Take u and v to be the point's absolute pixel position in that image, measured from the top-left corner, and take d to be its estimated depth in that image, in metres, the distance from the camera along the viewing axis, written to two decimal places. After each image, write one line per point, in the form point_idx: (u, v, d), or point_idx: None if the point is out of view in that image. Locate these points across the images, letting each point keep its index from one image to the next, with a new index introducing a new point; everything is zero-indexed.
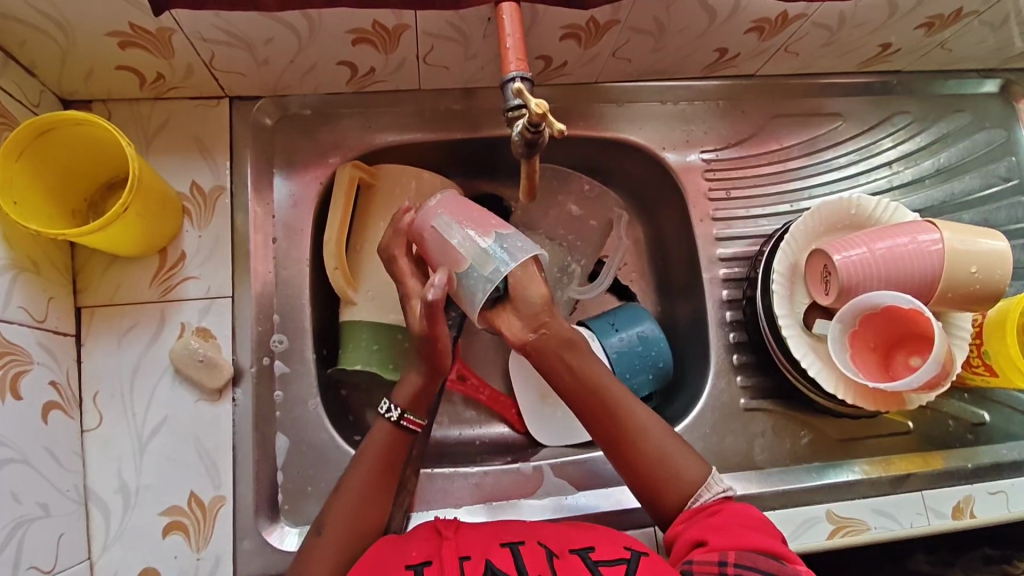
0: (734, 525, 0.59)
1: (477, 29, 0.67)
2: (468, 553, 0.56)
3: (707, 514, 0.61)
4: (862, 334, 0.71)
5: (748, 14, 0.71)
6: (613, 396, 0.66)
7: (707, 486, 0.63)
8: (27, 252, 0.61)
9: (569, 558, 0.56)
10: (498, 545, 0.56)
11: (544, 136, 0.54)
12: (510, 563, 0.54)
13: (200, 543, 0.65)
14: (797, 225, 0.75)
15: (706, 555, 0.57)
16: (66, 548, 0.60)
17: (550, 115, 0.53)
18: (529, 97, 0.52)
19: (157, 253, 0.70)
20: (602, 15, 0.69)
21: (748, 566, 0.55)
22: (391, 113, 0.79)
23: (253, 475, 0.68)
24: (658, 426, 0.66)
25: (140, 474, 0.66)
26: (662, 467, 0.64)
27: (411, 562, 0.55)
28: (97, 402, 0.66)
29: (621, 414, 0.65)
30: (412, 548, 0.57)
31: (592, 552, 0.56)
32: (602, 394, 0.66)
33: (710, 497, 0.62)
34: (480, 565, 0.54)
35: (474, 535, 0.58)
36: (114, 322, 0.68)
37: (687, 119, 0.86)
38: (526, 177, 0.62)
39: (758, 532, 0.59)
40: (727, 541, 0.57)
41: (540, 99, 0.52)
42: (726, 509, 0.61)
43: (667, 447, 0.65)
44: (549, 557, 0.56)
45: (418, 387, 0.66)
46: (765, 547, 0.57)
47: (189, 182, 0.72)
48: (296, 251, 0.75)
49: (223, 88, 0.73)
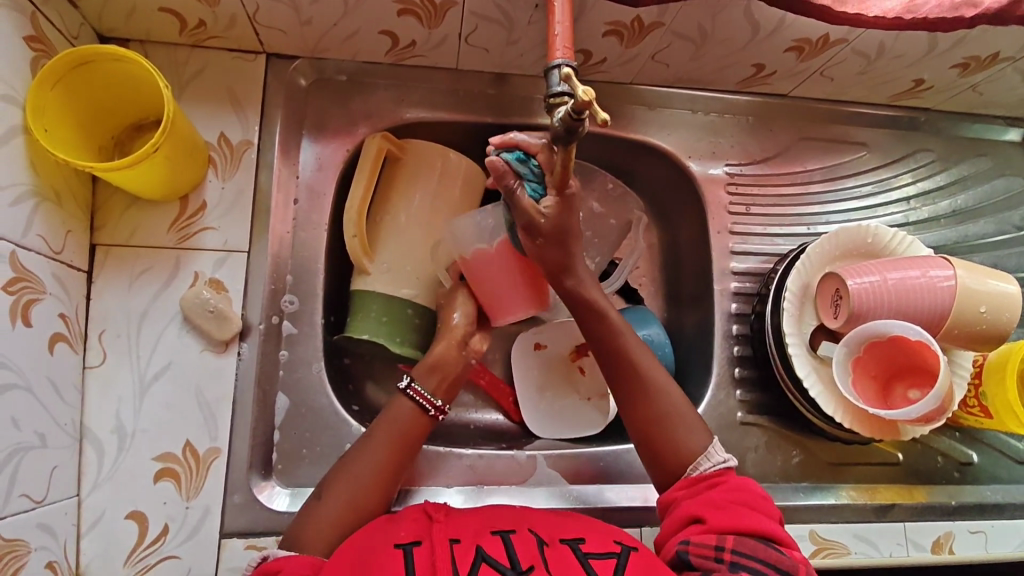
0: (733, 504, 0.57)
1: (524, 13, 0.68)
2: (457, 537, 0.56)
3: (707, 486, 0.60)
4: (865, 362, 0.72)
5: (790, 33, 0.72)
6: (630, 345, 0.67)
7: (707, 456, 0.62)
8: (50, 182, 0.60)
9: (558, 547, 0.56)
10: (489, 533, 0.57)
11: (585, 123, 0.51)
12: (500, 550, 0.54)
13: (190, 492, 0.65)
14: (813, 248, 0.76)
15: (703, 537, 0.55)
16: (58, 481, 0.59)
17: (595, 104, 0.49)
18: (578, 83, 0.49)
19: (177, 201, 0.70)
20: (648, 15, 0.69)
21: (745, 551, 0.53)
22: (424, 89, 0.79)
23: (251, 432, 0.68)
24: (668, 386, 0.65)
25: (138, 417, 0.65)
26: (668, 427, 0.63)
27: (401, 541, 0.55)
28: (102, 340, 0.66)
29: (632, 364, 0.66)
30: (401, 528, 0.57)
31: (582, 544, 0.56)
32: (621, 347, 0.66)
33: (709, 467, 0.61)
34: (469, 549, 0.54)
35: (464, 523, 0.59)
36: (128, 263, 0.68)
37: (715, 130, 0.87)
38: (562, 168, 0.56)
39: (756, 513, 0.56)
40: (726, 520, 0.55)
41: (587, 87, 0.48)
42: (725, 483, 0.59)
43: (681, 413, 0.64)
44: (539, 546, 0.56)
45: (434, 360, 0.72)
46: (762, 528, 0.55)
47: (218, 133, 0.72)
48: (316, 214, 0.76)
49: (263, 44, 0.73)
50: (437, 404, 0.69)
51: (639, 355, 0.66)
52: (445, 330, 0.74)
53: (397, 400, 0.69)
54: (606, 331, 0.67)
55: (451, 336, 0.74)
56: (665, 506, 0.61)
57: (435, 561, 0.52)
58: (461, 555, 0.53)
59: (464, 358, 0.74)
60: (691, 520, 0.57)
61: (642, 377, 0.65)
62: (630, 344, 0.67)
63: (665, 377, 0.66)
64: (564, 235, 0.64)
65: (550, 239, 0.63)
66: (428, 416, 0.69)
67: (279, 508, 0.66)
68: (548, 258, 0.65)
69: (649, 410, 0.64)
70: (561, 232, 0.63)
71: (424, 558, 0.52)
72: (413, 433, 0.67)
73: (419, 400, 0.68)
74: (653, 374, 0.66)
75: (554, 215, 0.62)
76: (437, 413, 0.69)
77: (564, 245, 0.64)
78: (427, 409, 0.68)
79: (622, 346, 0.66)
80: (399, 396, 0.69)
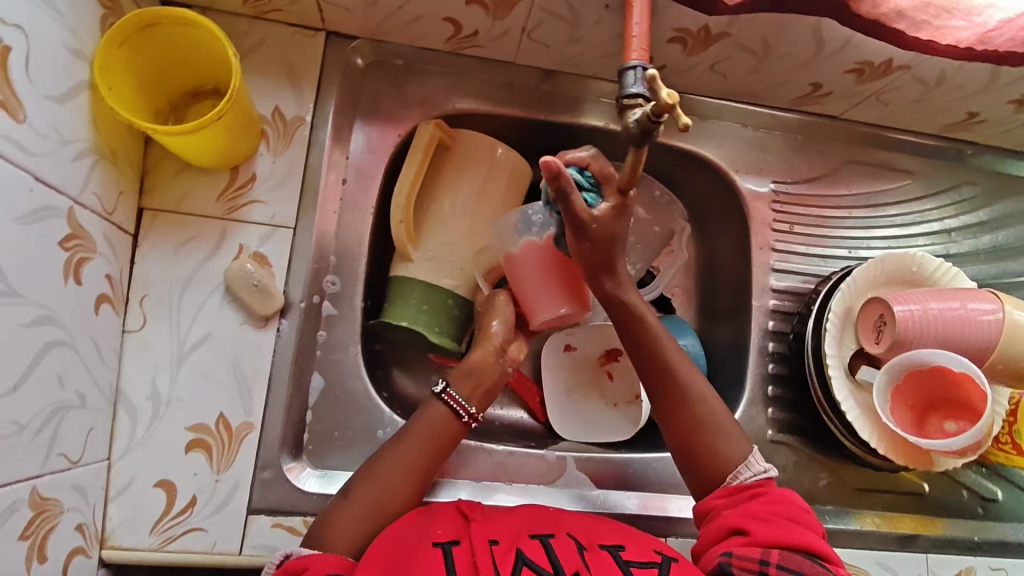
0: (777, 516, 0.57)
1: (592, 12, 0.68)
2: (496, 538, 0.56)
3: (749, 497, 0.59)
4: (904, 389, 0.71)
5: (854, 54, 0.72)
6: (670, 351, 0.66)
7: (747, 465, 0.62)
8: (109, 142, 0.59)
9: (598, 553, 0.56)
10: (528, 536, 0.57)
11: (660, 127, 0.51)
12: (540, 553, 0.54)
13: (221, 465, 0.64)
14: (859, 272, 0.76)
15: (747, 550, 0.54)
16: (93, 444, 0.58)
17: (677, 107, 0.49)
18: (661, 87, 0.49)
19: (228, 171, 0.70)
20: (716, 24, 0.68)
21: (791, 566, 0.53)
22: (479, 80, 0.79)
23: (284, 409, 0.68)
24: (708, 394, 0.65)
25: (174, 385, 0.65)
26: (707, 434, 0.63)
27: (439, 540, 0.55)
28: (143, 305, 0.65)
29: (672, 371, 0.65)
30: (438, 526, 0.57)
31: (623, 552, 0.56)
32: (661, 354, 0.66)
33: (749, 476, 0.61)
34: (509, 551, 0.54)
35: (502, 522, 0.59)
36: (174, 230, 0.68)
37: (763, 146, 0.87)
38: (631, 167, 0.55)
39: (799, 527, 0.56)
40: (770, 533, 0.55)
41: (671, 90, 0.48)
42: (767, 494, 0.59)
43: (721, 421, 0.64)
44: (579, 550, 0.56)
45: (472, 364, 0.71)
46: (806, 543, 0.55)
47: (272, 107, 0.72)
48: (364, 196, 0.75)
49: (324, 21, 0.72)
50: (471, 411, 0.69)
51: (677, 359, 0.66)
52: (482, 336, 0.73)
53: (431, 405, 0.68)
54: (644, 336, 0.66)
55: (489, 344, 0.72)
56: (704, 513, 0.61)
57: (477, 562, 0.52)
58: (502, 557, 0.53)
59: (502, 365, 0.73)
60: (732, 531, 0.57)
61: (679, 383, 0.65)
62: (670, 350, 0.66)
63: (705, 385, 0.66)
64: (613, 239, 0.61)
65: (598, 243, 0.61)
66: (462, 424, 0.68)
67: (310, 490, 0.66)
68: (592, 261, 0.63)
69: (688, 416, 0.64)
70: (609, 236, 0.61)
71: (464, 559, 0.53)
72: (445, 432, 0.67)
73: (453, 405, 0.68)
74: (693, 381, 0.65)
75: (605, 220, 0.60)
76: (470, 420, 0.69)
77: (609, 249, 0.62)
78: (461, 415, 0.68)
79: (662, 352, 0.66)
80: (433, 399, 0.69)
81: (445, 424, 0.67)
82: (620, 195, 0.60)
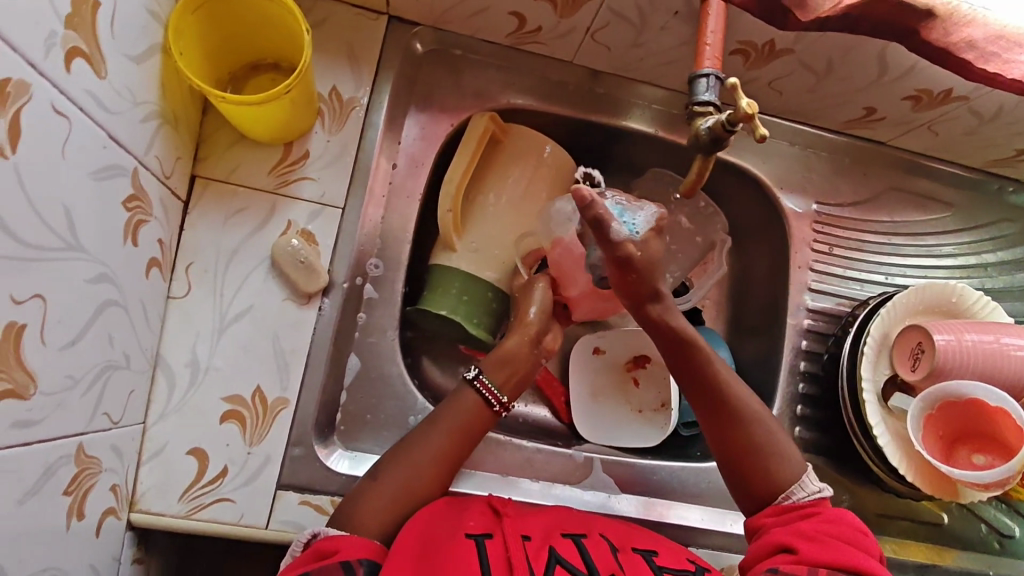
0: (827, 537, 0.57)
1: (659, 18, 0.68)
2: (528, 534, 0.58)
3: (799, 515, 0.60)
4: (937, 418, 0.71)
5: (914, 81, 0.72)
6: (720, 368, 0.65)
7: (800, 485, 0.62)
8: (173, 107, 0.59)
9: (631, 555, 0.59)
10: (561, 535, 0.59)
11: (733, 136, 0.52)
12: (575, 554, 0.56)
13: (254, 438, 0.64)
14: (900, 298, 0.76)
15: (794, 567, 0.55)
16: (132, 406, 0.58)
17: (755, 118, 0.49)
18: (740, 95, 0.49)
19: (281, 146, 0.70)
20: (782, 40, 0.68)
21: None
22: (535, 77, 0.79)
23: (320, 388, 0.68)
24: (761, 412, 0.65)
25: (213, 355, 0.65)
26: (762, 454, 0.63)
27: (471, 531, 0.57)
28: (189, 272, 0.65)
29: (725, 389, 0.64)
30: (470, 518, 0.59)
31: (656, 557, 0.60)
32: (714, 372, 0.65)
33: (804, 496, 0.61)
34: (542, 548, 0.56)
35: (532, 521, 0.60)
36: (224, 201, 0.67)
37: (809, 166, 0.87)
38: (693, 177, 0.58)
39: (851, 549, 0.56)
40: (818, 553, 0.55)
41: (751, 100, 0.48)
42: (819, 514, 0.59)
43: (776, 440, 0.64)
44: (612, 551, 0.59)
45: (504, 354, 0.70)
46: (857, 565, 0.55)
47: (330, 86, 0.72)
48: (413, 182, 0.75)
49: (388, 5, 0.72)
50: (502, 400, 0.68)
51: (728, 377, 0.65)
52: (519, 324, 0.72)
53: (463, 391, 0.67)
54: (697, 355, 0.64)
55: (524, 333, 0.71)
56: (754, 530, 0.62)
57: (510, 558, 0.54)
58: (536, 554, 0.55)
59: (535, 357, 0.72)
60: (780, 548, 0.57)
61: (729, 404, 0.64)
62: (721, 366, 0.65)
63: (757, 403, 0.65)
64: (653, 264, 0.61)
65: (641, 271, 0.60)
66: (490, 409, 0.67)
67: (342, 471, 0.67)
68: (639, 289, 0.62)
69: (743, 435, 0.64)
70: (651, 258, 0.60)
71: (498, 553, 0.54)
72: (473, 422, 0.66)
73: (486, 393, 0.67)
74: (746, 400, 0.65)
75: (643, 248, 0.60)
76: (500, 409, 0.68)
77: (651, 274, 0.61)
78: (493, 404, 0.67)
79: (713, 369, 0.65)
80: (465, 386, 0.68)
81: (478, 417, 0.66)
82: (654, 220, 0.62)
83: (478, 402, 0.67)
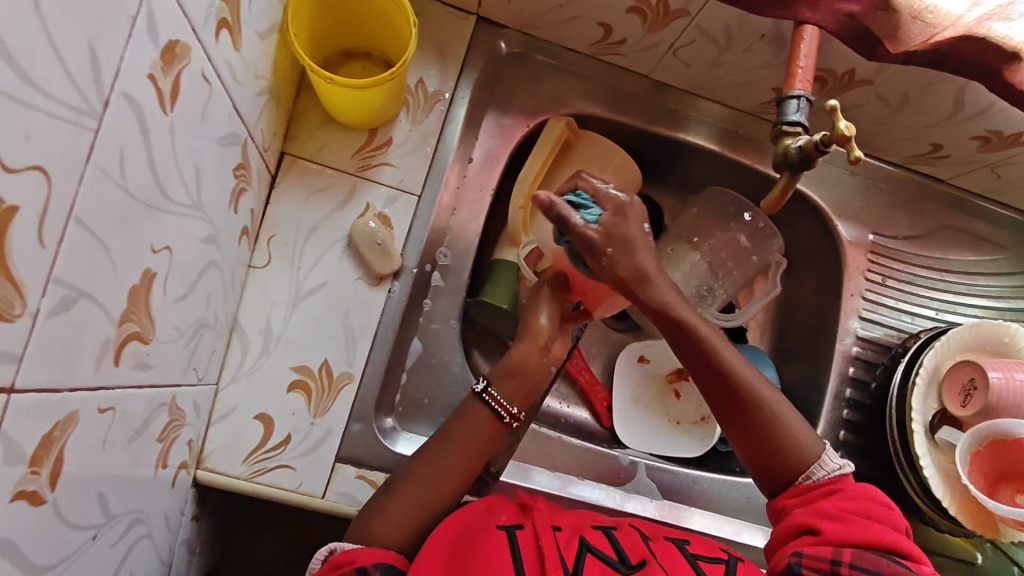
0: (849, 514, 0.57)
1: (745, 40, 0.70)
2: (558, 524, 0.58)
3: (820, 493, 0.60)
4: (985, 455, 0.71)
5: (987, 122, 0.74)
6: (724, 354, 0.62)
7: (820, 464, 0.61)
8: (278, 84, 0.62)
9: (664, 544, 0.60)
10: (590, 527, 0.59)
11: (823, 155, 0.57)
12: (605, 543, 0.57)
13: (318, 410, 0.66)
14: (953, 333, 0.77)
15: (818, 549, 0.55)
16: (212, 366, 0.60)
17: (852, 140, 0.54)
18: (839, 119, 0.53)
19: (366, 132, 0.72)
20: (863, 70, 0.70)
21: (864, 565, 0.54)
22: (610, 86, 0.81)
23: (383, 367, 0.69)
24: (771, 395, 0.63)
25: (286, 326, 0.67)
26: (778, 439, 0.62)
27: (503, 523, 0.57)
28: (270, 244, 0.68)
29: (731, 374, 0.62)
30: (501, 512, 0.59)
31: (688, 545, 0.60)
32: (718, 358, 0.62)
33: (824, 475, 0.61)
34: (573, 538, 0.56)
35: (559, 513, 0.61)
36: (307, 179, 0.70)
37: (867, 196, 0.88)
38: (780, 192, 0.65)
39: (875, 524, 0.57)
40: (840, 532, 0.56)
41: (849, 123, 0.53)
42: (840, 492, 0.59)
43: (789, 419, 0.62)
44: (644, 540, 0.59)
45: (512, 365, 0.67)
46: (881, 541, 0.56)
47: (417, 79, 0.74)
48: (485, 178, 0.77)
49: (480, 6, 0.75)
50: (512, 411, 0.66)
51: (735, 360, 0.62)
52: (526, 332, 0.69)
53: (471, 406, 0.65)
54: (699, 343, 0.61)
55: (534, 340, 0.69)
56: (776, 511, 0.62)
57: (541, 544, 0.54)
58: (567, 543, 0.56)
59: (546, 365, 0.69)
60: (803, 530, 0.58)
61: (739, 389, 0.62)
62: (726, 352, 0.62)
63: (764, 387, 0.62)
64: (629, 241, 0.58)
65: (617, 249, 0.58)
66: (502, 423, 0.65)
67: (400, 452, 0.69)
68: (625, 271, 0.58)
69: (756, 418, 0.62)
70: (625, 238, 0.58)
71: (528, 543, 0.55)
72: (484, 435, 0.64)
73: (495, 406, 0.65)
74: (755, 383, 0.62)
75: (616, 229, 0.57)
76: (511, 420, 0.66)
77: (636, 254, 0.58)
78: (503, 416, 0.65)
79: (717, 356, 0.62)
80: (473, 398, 0.66)
81: (487, 430, 0.64)
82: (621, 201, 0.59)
83: (487, 421, 0.65)
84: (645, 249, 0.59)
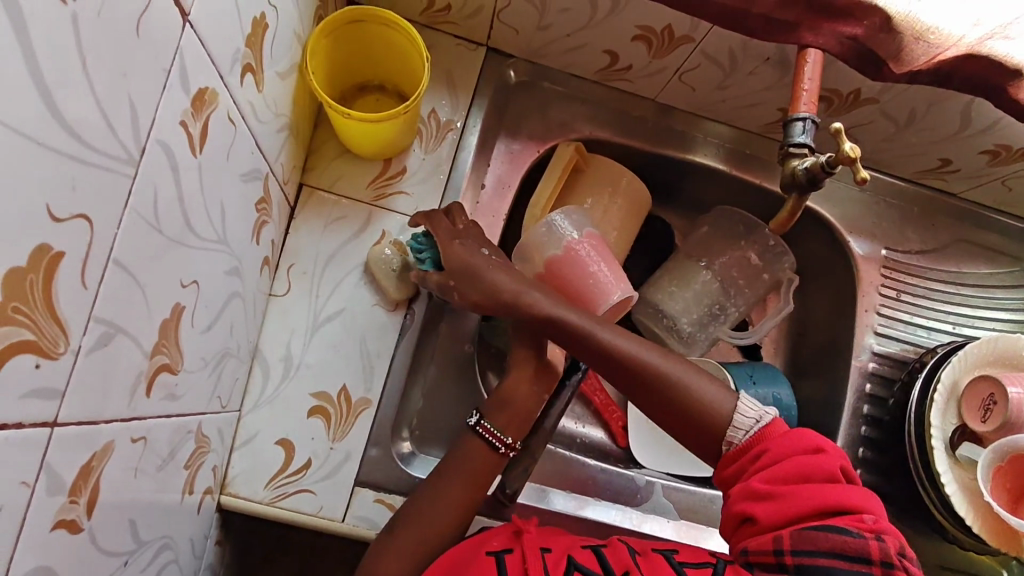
0: (779, 487, 0.54)
1: (749, 64, 0.72)
2: (548, 546, 0.56)
3: (752, 466, 0.57)
4: (1007, 471, 0.69)
5: (995, 136, 0.74)
6: (603, 340, 0.64)
7: (736, 427, 0.60)
8: (297, 119, 0.64)
9: (651, 556, 0.55)
10: (580, 545, 0.57)
11: (829, 176, 0.59)
12: (592, 560, 0.54)
13: (337, 434, 0.67)
14: (971, 348, 0.76)
15: (760, 542, 0.53)
16: (234, 393, 0.62)
17: (857, 162, 0.55)
18: (844, 141, 0.54)
19: (381, 162, 0.74)
20: (868, 90, 0.71)
21: (805, 548, 0.50)
22: (618, 110, 0.83)
23: (400, 392, 0.70)
24: (663, 365, 0.63)
25: (305, 352, 0.69)
26: (687, 405, 0.62)
27: (493, 549, 0.56)
28: (290, 273, 0.70)
29: (618, 357, 0.63)
30: (494, 537, 0.58)
31: (676, 554, 0.56)
32: (602, 344, 0.64)
33: (743, 437, 0.59)
34: (561, 559, 0.55)
35: (554, 535, 0.59)
36: (325, 208, 0.72)
37: (878, 211, 0.88)
38: (788, 212, 0.66)
39: (808, 487, 0.53)
40: (774, 514, 0.53)
41: (854, 145, 0.54)
42: (766, 457, 0.57)
43: (693, 382, 0.62)
44: (631, 554, 0.55)
45: (507, 398, 0.68)
46: (819, 504, 0.52)
47: (429, 108, 0.77)
48: (499, 204, 0.79)
49: (489, 37, 0.77)
50: (507, 441, 0.66)
51: (619, 342, 0.64)
52: (515, 362, 0.69)
53: (465, 438, 0.66)
54: (574, 337, 0.64)
55: (522, 371, 0.69)
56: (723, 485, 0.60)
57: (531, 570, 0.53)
58: (554, 567, 0.54)
59: (540, 395, 0.69)
60: (743, 516, 0.55)
61: (632, 369, 0.63)
62: (608, 338, 0.64)
63: (654, 360, 0.63)
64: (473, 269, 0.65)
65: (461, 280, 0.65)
66: (500, 454, 0.66)
67: (416, 474, 0.70)
68: (477, 296, 0.65)
69: (659, 390, 0.63)
70: (465, 266, 0.65)
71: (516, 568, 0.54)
72: (483, 468, 0.65)
73: (490, 438, 0.65)
74: (643, 357, 0.63)
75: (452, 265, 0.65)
76: (507, 450, 0.66)
77: (479, 278, 0.64)
78: (498, 446, 0.65)
79: (597, 344, 0.64)
80: (468, 433, 0.66)
81: (483, 463, 0.65)
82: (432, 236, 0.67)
83: (483, 453, 0.65)
84: (487, 271, 0.65)
